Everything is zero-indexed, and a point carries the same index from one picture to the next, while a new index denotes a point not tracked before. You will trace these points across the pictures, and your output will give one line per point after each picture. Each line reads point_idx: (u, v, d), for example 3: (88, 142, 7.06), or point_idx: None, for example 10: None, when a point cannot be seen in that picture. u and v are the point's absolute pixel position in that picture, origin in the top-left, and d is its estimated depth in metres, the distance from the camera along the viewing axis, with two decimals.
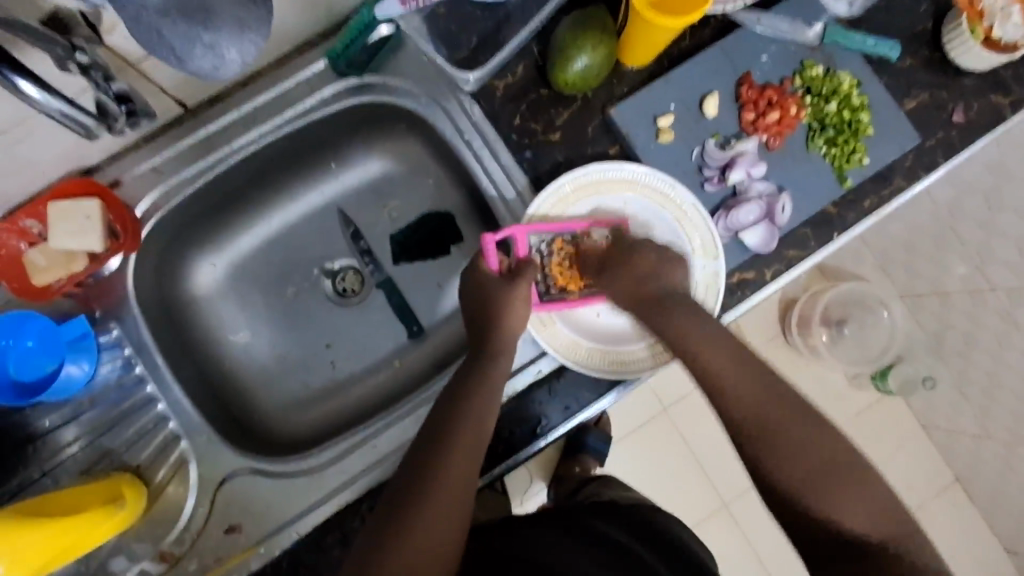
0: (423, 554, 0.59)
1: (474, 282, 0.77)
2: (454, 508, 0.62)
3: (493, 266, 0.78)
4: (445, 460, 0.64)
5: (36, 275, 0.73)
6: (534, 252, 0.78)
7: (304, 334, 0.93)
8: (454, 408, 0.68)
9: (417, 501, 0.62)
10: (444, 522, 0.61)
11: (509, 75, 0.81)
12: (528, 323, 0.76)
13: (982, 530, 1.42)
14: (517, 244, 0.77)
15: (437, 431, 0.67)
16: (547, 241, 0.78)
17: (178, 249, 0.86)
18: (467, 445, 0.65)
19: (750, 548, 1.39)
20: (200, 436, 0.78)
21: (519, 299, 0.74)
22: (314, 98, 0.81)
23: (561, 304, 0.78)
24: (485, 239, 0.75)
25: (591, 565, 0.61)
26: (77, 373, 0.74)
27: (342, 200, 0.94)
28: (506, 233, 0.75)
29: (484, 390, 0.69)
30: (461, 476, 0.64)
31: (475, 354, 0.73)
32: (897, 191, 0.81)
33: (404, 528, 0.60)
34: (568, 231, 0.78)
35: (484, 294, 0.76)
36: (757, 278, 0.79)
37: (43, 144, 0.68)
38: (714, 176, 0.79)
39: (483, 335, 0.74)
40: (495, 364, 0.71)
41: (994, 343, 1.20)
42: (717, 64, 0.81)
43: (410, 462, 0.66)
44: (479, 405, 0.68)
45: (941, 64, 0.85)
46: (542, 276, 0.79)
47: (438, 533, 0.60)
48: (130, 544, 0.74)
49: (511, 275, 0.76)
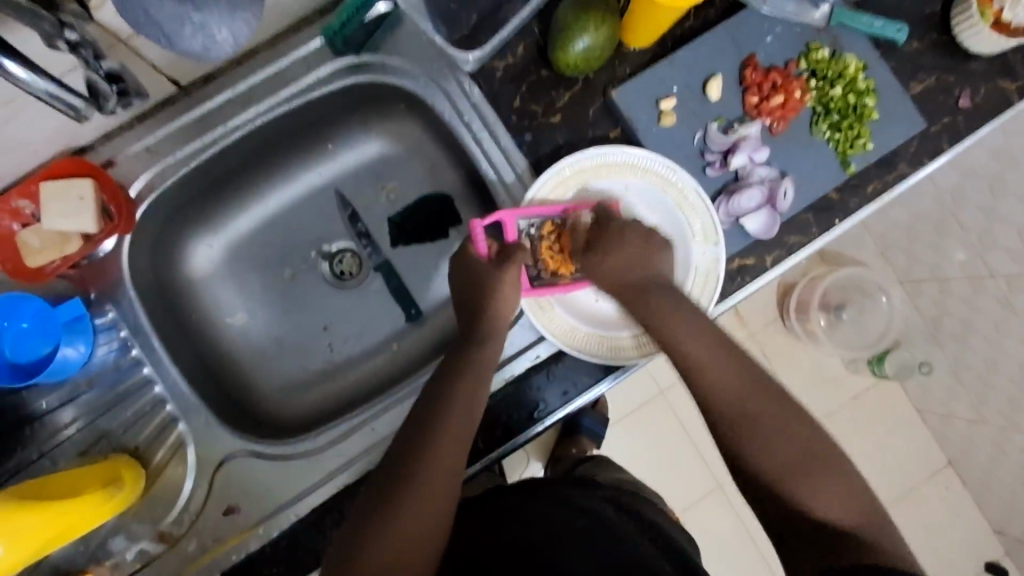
0: (415, 537, 0.60)
1: (462, 268, 0.76)
2: (441, 501, 0.62)
3: (482, 251, 0.76)
4: (438, 446, 0.64)
5: (29, 257, 0.72)
6: (522, 236, 0.78)
7: (302, 315, 0.92)
8: (440, 398, 0.67)
9: (409, 488, 0.62)
10: (433, 510, 0.61)
11: (509, 56, 0.80)
12: (523, 305, 0.76)
13: (974, 513, 1.43)
14: (506, 227, 0.76)
15: (424, 422, 0.66)
16: (536, 225, 0.78)
17: (175, 229, 0.85)
18: (455, 434, 0.65)
19: (744, 529, 1.40)
20: (197, 418, 0.78)
21: (508, 285, 0.73)
22: (310, 77, 0.79)
23: (552, 289, 0.77)
24: (473, 223, 0.74)
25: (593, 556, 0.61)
26: (74, 355, 0.74)
27: (340, 181, 0.93)
28: (495, 217, 0.75)
29: (476, 376, 0.69)
30: (452, 463, 0.64)
31: (463, 342, 0.72)
32: (900, 177, 0.81)
33: (390, 518, 0.60)
34: (557, 215, 0.77)
35: (473, 276, 0.75)
36: (757, 263, 0.78)
37: (33, 122, 0.67)
38: (715, 160, 0.78)
39: (471, 324, 0.73)
40: (484, 352, 0.71)
41: (992, 331, 1.20)
42: (721, 45, 0.79)
43: (400, 446, 0.65)
44: (467, 396, 0.67)
45: (948, 48, 0.84)
46: (532, 259, 0.78)
47: (427, 517, 0.61)
48: (129, 524, 0.75)
49: (500, 258, 0.75)
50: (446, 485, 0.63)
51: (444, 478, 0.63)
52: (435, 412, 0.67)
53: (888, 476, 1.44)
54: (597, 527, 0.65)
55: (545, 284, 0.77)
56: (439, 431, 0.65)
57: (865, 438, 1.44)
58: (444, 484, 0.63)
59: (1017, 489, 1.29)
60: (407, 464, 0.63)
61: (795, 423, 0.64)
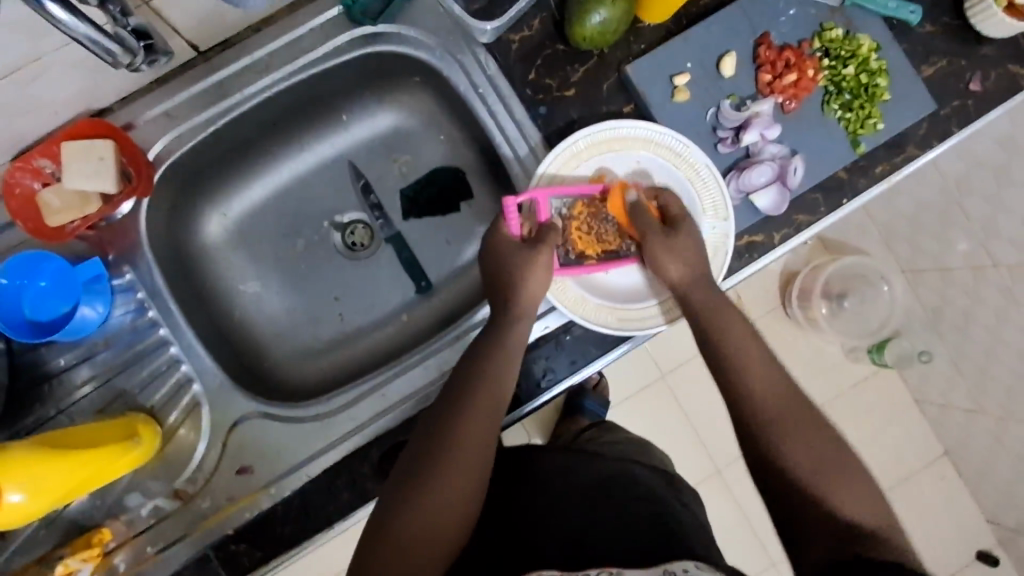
0: (440, 516, 0.61)
1: (491, 251, 0.76)
2: (465, 494, 0.63)
3: (515, 231, 0.76)
4: (462, 423, 0.65)
5: (50, 216, 0.74)
6: (555, 216, 0.77)
7: (314, 285, 0.94)
8: (469, 375, 0.68)
9: (433, 465, 0.63)
10: (457, 486, 0.62)
11: (525, 29, 0.81)
12: (550, 293, 0.75)
13: (968, 503, 1.45)
14: (538, 208, 0.76)
15: (450, 405, 0.67)
16: (567, 205, 0.77)
17: (190, 194, 0.86)
18: (481, 413, 0.66)
19: (740, 512, 1.42)
20: (212, 380, 0.79)
21: (538, 267, 0.73)
22: (327, 46, 0.80)
23: (579, 269, 0.77)
24: (506, 201, 0.74)
25: (615, 524, 0.63)
26: (92, 315, 0.75)
27: (353, 152, 0.94)
28: (529, 195, 0.75)
29: (501, 355, 0.69)
30: (478, 440, 0.65)
31: (488, 325, 0.73)
32: (909, 159, 0.82)
33: (417, 504, 0.61)
34: (587, 195, 0.77)
35: (500, 260, 0.75)
36: (765, 241, 0.80)
37: (57, 82, 0.67)
38: (728, 137, 0.79)
39: (498, 302, 0.73)
40: (511, 336, 0.71)
41: (992, 319, 1.18)
42: (736, 24, 0.80)
43: (428, 424, 0.66)
44: (494, 378, 0.68)
45: (960, 32, 0.84)
46: (562, 241, 0.78)
47: (451, 496, 0.62)
48: (144, 481, 0.77)
49: (534, 241, 0.74)
50: (472, 476, 0.64)
51: (468, 467, 0.63)
52: (460, 389, 0.67)
53: (884, 463, 1.46)
54: (607, 493, 0.68)
55: (571, 265, 0.77)
56: (464, 416, 0.66)
57: (862, 425, 1.46)
58: (469, 474, 0.63)
59: (1012, 480, 1.28)
60: (433, 448, 0.64)
61: (818, 442, 0.65)
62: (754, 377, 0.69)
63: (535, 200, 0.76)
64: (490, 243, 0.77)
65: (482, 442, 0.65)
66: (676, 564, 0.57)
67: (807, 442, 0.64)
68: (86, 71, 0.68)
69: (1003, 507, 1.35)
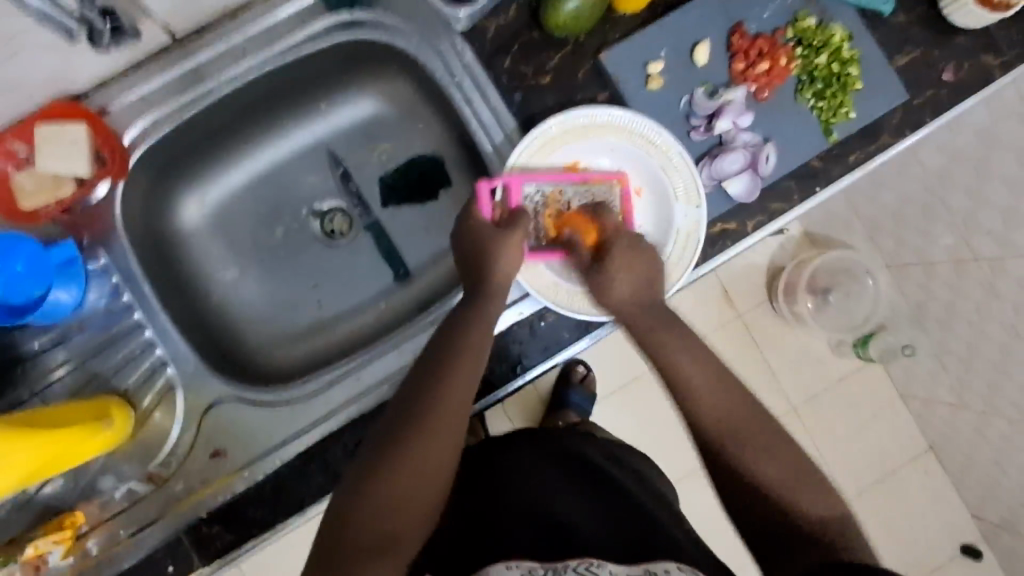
0: (414, 488, 0.60)
1: (469, 233, 0.73)
2: (444, 467, 0.62)
3: (486, 214, 0.75)
4: (436, 400, 0.64)
5: (23, 199, 0.75)
6: (528, 202, 0.77)
7: (291, 273, 0.94)
8: (447, 348, 0.67)
9: (410, 437, 0.62)
10: (435, 461, 0.61)
11: (501, 17, 0.81)
12: (520, 273, 0.76)
13: (952, 497, 1.44)
14: (511, 192, 0.76)
15: (429, 377, 0.66)
16: (542, 194, 0.77)
17: (169, 180, 0.86)
18: (458, 388, 0.65)
19: (722, 504, 1.39)
20: (187, 364, 0.80)
21: (510, 252, 0.72)
22: (303, 32, 0.81)
23: (550, 254, 0.77)
24: (479, 184, 0.75)
25: (599, 521, 0.62)
26: (66, 298, 0.76)
27: (332, 139, 0.94)
28: (501, 180, 0.76)
29: (481, 331, 0.68)
30: (451, 416, 0.64)
31: (471, 297, 0.71)
32: (882, 148, 0.82)
33: (392, 472, 0.60)
34: (565, 182, 0.78)
35: (477, 236, 0.73)
36: (739, 228, 0.80)
37: (33, 64, 0.68)
38: (701, 125, 0.80)
39: (477, 282, 0.72)
40: (488, 316, 0.70)
41: (974, 314, 1.16)
42: (711, 12, 0.80)
43: (406, 397, 0.65)
44: (474, 353, 0.67)
45: (935, 22, 0.85)
46: (535, 226, 0.77)
47: (427, 472, 0.61)
48: (119, 463, 0.77)
49: (505, 222, 0.74)
50: (450, 450, 0.63)
51: (451, 436, 0.63)
52: (439, 363, 0.66)
53: (869, 458, 1.45)
54: (585, 487, 0.68)
55: (546, 250, 0.77)
56: (444, 390, 0.64)
57: (847, 421, 1.46)
58: (452, 443, 0.63)
59: (994, 473, 1.27)
60: (409, 420, 0.63)
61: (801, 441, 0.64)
62: (732, 383, 0.66)
63: (508, 186, 0.76)
64: (464, 224, 0.74)
65: (460, 417, 0.64)
66: (657, 564, 0.56)
67: (794, 451, 0.63)
68: (62, 52, 0.69)
69: (986, 503, 1.34)
